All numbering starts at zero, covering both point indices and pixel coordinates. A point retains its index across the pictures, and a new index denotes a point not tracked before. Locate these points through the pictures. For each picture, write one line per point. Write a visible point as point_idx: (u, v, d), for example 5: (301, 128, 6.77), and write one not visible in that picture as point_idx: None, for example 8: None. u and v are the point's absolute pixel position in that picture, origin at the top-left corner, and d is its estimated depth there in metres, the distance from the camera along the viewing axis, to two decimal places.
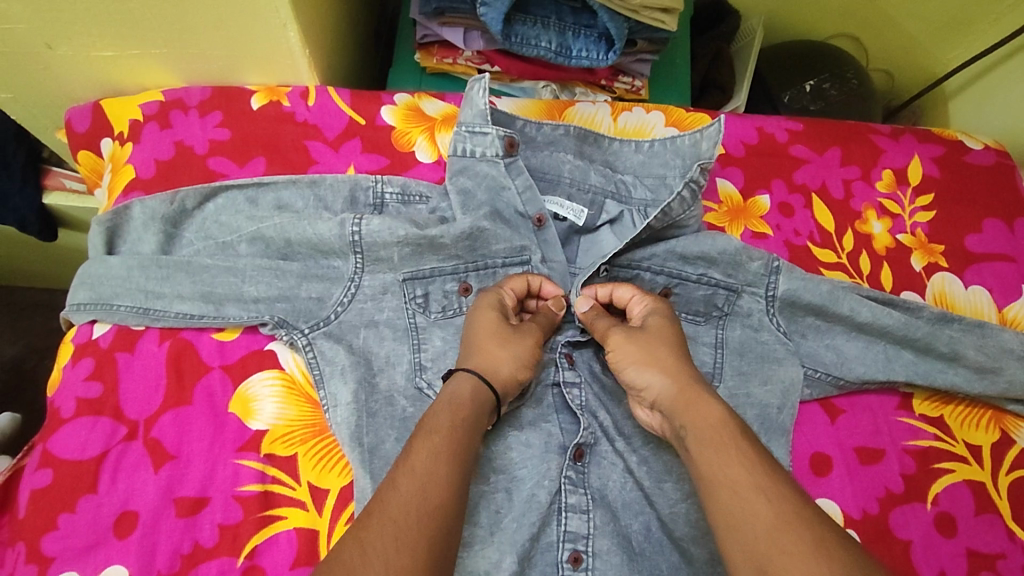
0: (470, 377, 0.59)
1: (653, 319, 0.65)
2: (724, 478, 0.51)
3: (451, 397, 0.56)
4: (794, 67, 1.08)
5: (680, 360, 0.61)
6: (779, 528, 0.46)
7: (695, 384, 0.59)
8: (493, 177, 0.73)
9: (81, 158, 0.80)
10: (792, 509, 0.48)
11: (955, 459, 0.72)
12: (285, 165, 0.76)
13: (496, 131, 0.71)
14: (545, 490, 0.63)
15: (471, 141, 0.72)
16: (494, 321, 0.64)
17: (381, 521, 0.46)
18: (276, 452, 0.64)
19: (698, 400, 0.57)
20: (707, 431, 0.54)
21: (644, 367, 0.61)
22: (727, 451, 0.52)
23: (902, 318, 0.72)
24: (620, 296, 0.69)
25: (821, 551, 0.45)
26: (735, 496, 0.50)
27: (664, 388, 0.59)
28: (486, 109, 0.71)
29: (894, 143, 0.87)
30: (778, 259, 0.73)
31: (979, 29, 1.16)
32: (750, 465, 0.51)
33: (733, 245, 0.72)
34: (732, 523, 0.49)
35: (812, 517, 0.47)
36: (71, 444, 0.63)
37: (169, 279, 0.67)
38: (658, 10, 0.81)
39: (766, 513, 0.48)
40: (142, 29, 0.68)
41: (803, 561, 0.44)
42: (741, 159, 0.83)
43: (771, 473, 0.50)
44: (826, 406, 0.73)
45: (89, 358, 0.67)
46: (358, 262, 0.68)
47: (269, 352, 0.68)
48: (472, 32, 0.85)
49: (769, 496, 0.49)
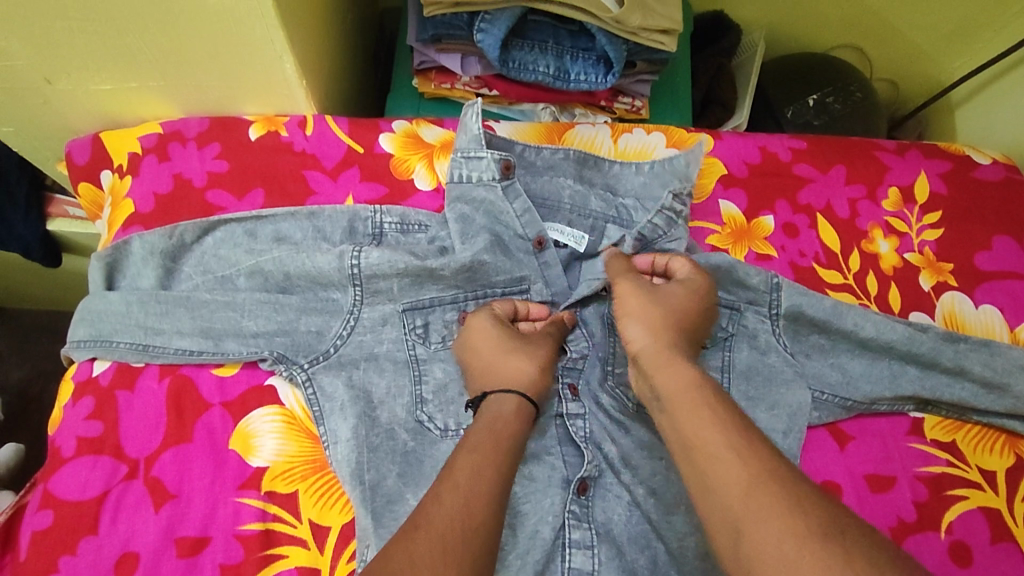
0: (512, 397, 0.60)
1: (670, 285, 0.65)
2: (696, 440, 0.51)
3: (494, 415, 0.58)
4: (797, 82, 1.06)
5: (671, 324, 0.61)
6: (750, 485, 0.46)
7: (679, 353, 0.59)
8: (491, 202, 0.72)
9: (82, 190, 0.80)
10: (765, 469, 0.47)
11: (969, 485, 0.70)
12: (283, 197, 0.76)
13: (492, 155, 0.71)
14: (549, 526, 0.62)
15: (467, 166, 0.72)
16: (497, 338, 0.64)
17: (427, 534, 0.46)
18: (276, 489, 0.64)
19: (676, 365, 0.57)
20: (681, 394, 0.54)
21: (640, 323, 0.61)
22: (698, 413, 0.52)
23: (907, 332, 0.71)
24: (672, 266, 0.68)
25: (797, 509, 0.44)
26: (704, 456, 0.49)
27: (649, 347, 0.60)
28: (481, 134, 0.71)
29: (899, 159, 0.86)
30: (778, 275, 0.71)
31: (985, 37, 1.15)
32: (722, 426, 0.50)
33: (729, 261, 0.71)
34: (707, 487, 0.48)
35: (786, 477, 0.46)
36: (72, 484, 0.63)
37: (168, 314, 0.66)
38: (657, 32, 0.80)
39: (739, 476, 0.47)
40: (138, 62, 0.68)
41: (777, 521, 0.44)
42: (744, 179, 0.82)
43: (748, 435, 0.50)
44: (834, 432, 0.72)
45: (89, 396, 0.66)
46: (357, 295, 0.68)
47: (269, 387, 0.67)
48: (470, 57, 0.84)
49: (743, 455, 0.48)
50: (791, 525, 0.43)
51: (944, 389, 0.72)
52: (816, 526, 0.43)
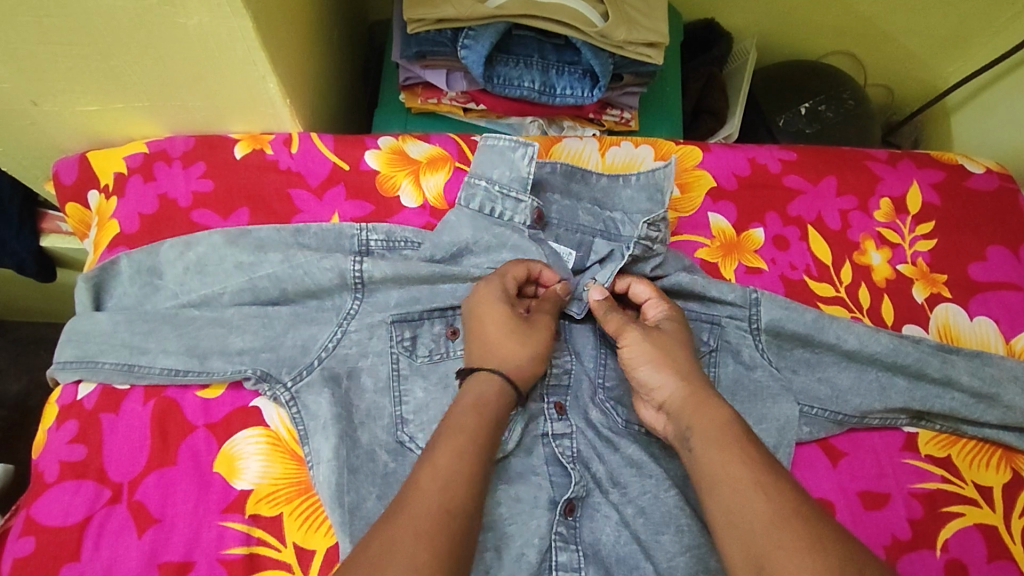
0: (494, 377, 0.61)
1: (668, 324, 0.67)
2: (726, 476, 0.53)
3: (478, 396, 0.59)
4: (789, 90, 1.06)
5: (690, 363, 0.63)
6: (776, 521, 0.49)
7: (704, 389, 0.61)
8: (518, 241, 0.72)
9: (68, 210, 0.80)
10: (788, 505, 0.50)
11: (965, 502, 0.69)
12: (268, 216, 0.75)
13: (531, 202, 0.72)
14: (535, 549, 0.61)
15: (502, 203, 0.73)
16: (506, 316, 0.64)
17: (405, 518, 0.48)
18: (261, 512, 0.63)
19: (707, 404, 0.59)
20: (712, 431, 0.56)
21: (658, 367, 0.62)
22: (730, 450, 0.54)
23: (891, 344, 0.70)
24: (637, 292, 0.70)
25: (817, 547, 0.46)
26: (734, 492, 0.52)
27: (675, 390, 0.61)
28: (527, 176, 0.73)
29: (891, 169, 0.85)
30: (756, 289, 0.72)
31: (980, 42, 1.14)
32: (751, 463, 0.53)
33: (700, 279, 0.72)
34: (731, 519, 0.51)
35: (809, 515, 0.49)
36: (55, 509, 0.62)
37: (154, 333, 0.66)
38: (643, 45, 0.79)
39: (764, 511, 0.50)
40: (125, 85, 0.69)
41: (798, 557, 0.46)
42: (733, 192, 0.81)
43: (771, 471, 0.52)
44: (827, 449, 0.70)
45: (73, 420, 0.66)
46: (356, 303, 0.69)
47: (253, 409, 0.67)
48: (456, 73, 0.84)
49: (768, 492, 0.51)
50: (809, 564, 0.46)
51: (935, 400, 0.70)
52: (835, 564, 0.45)
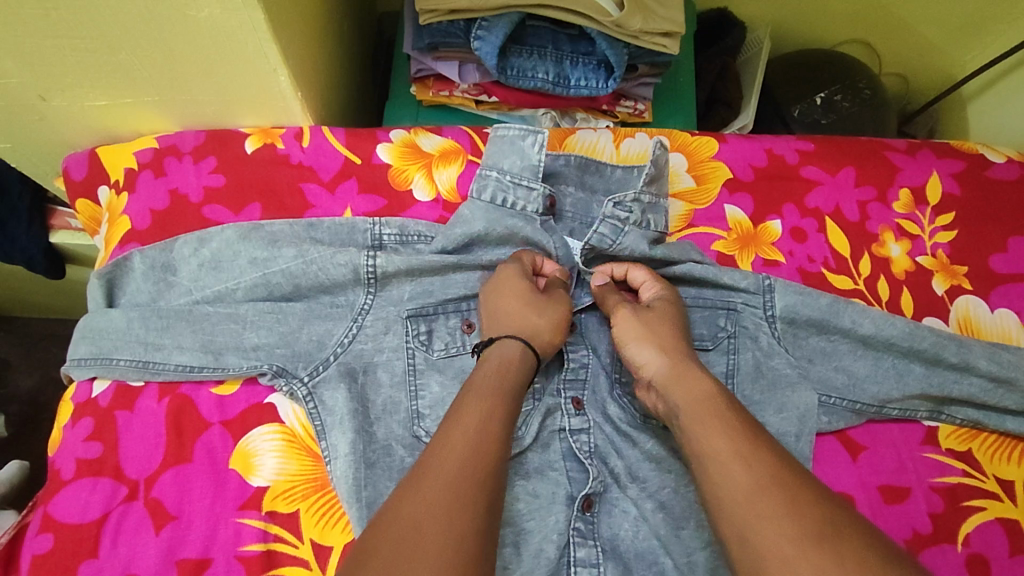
0: (516, 343, 0.61)
1: (660, 302, 0.66)
2: (707, 448, 0.52)
3: (501, 359, 0.59)
4: (805, 80, 1.04)
5: (678, 339, 0.63)
6: (753, 491, 0.47)
7: (689, 361, 0.60)
8: (530, 231, 0.71)
9: (79, 207, 0.80)
10: (768, 474, 0.48)
11: (987, 496, 0.69)
12: (281, 210, 0.75)
13: (543, 188, 0.72)
14: (553, 545, 0.61)
15: (514, 192, 0.72)
16: (529, 287, 0.65)
17: (437, 477, 0.47)
18: (278, 509, 0.63)
19: (691, 378, 0.58)
20: (693, 404, 0.56)
21: (643, 343, 0.63)
22: (712, 423, 0.53)
23: (907, 328, 0.69)
24: (633, 277, 0.70)
25: (794, 511, 0.45)
26: (715, 463, 0.50)
27: (661, 366, 0.60)
28: (539, 164, 0.72)
29: (910, 159, 0.83)
30: (770, 277, 0.71)
31: (998, 29, 1.12)
32: (731, 432, 0.52)
33: (712, 266, 0.71)
34: (715, 493, 0.49)
35: (787, 481, 0.48)
36: (72, 507, 0.62)
37: (169, 329, 0.66)
38: (658, 35, 0.78)
39: (743, 481, 0.48)
40: (135, 79, 0.68)
41: (776, 524, 0.45)
42: (750, 183, 0.80)
43: (754, 441, 0.51)
44: (846, 443, 0.70)
45: (88, 417, 0.66)
46: (369, 298, 0.68)
47: (268, 406, 0.66)
48: (468, 64, 0.83)
49: (748, 461, 0.49)
50: (786, 530, 0.44)
51: (954, 387, 0.69)
52: (812, 530, 0.44)
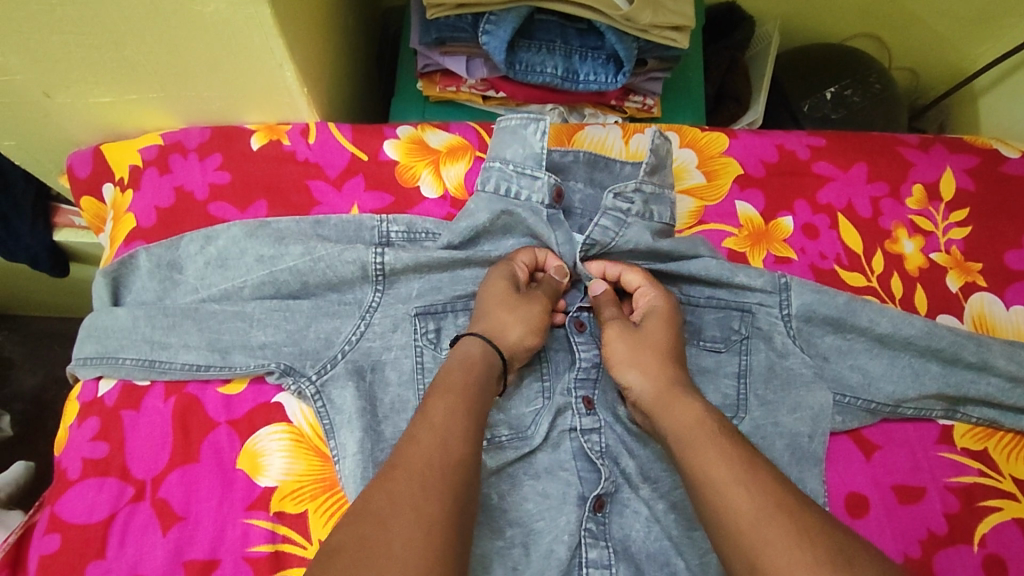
0: (479, 340, 0.61)
1: (652, 319, 0.65)
2: (706, 476, 0.51)
3: (462, 357, 0.59)
4: (815, 74, 1.03)
5: (665, 363, 0.62)
6: (758, 520, 0.47)
7: (676, 387, 0.60)
8: (533, 222, 0.70)
9: (85, 204, 0.79)
10: (772, 500, 0.48)
11: (1004, 496, 0.68)
12: (286, 207, 0.74)
13: (547, 177, 0.69)
14: (564, 546, 0.61)
15: (518, 181, 0.69)
16: (505, 287, 0.65)
17: (406, 474, 0.47)
18: (286, 509, 0.62)
19: (679, 403, 0.58)
20: (686, 432, 0.55)
21: (630, 367, 0.63)
22: (707, 451, 0.52)
23: (924, 328, 0.68)
24: (628, 280, 0.69)
25: (804, 539, 0.45)
26: (714, 493, 0.50)
27: (646, 389, 0.61)
28: (541, 152, 0.69)
29: (924, 155, 0.82)
30: (785, 275, 0.70)
31: (1011, 22, 1.11)
32: (728, 459, 0.51)
33: (726, 266, 0.70)
34: (718, 520, 0.49)
35: (792, 507, 0.47)
36: (78, 507, 0.62)
37: (175, 328, 0.65)
38: (669, 29, 0.77)
39: (746, 509, 0.48)
40: (139, 75, 0.67)
41: (787, 553, 0.45)
42: (761, 179, 0.79)
43: (750, 466, 0.50)
44: (860, 443, 0.69)
45: (94, 416, 0.65)
46: (377, 295, 0.67)
47: (276, 405, 0.66)
48: (475, 59, 0.82)
49: (749, 488, 0.49)
50: (799, 557, 0.44)
51: (969, 385, 0.69)
52: (826, 557, 0.44)
